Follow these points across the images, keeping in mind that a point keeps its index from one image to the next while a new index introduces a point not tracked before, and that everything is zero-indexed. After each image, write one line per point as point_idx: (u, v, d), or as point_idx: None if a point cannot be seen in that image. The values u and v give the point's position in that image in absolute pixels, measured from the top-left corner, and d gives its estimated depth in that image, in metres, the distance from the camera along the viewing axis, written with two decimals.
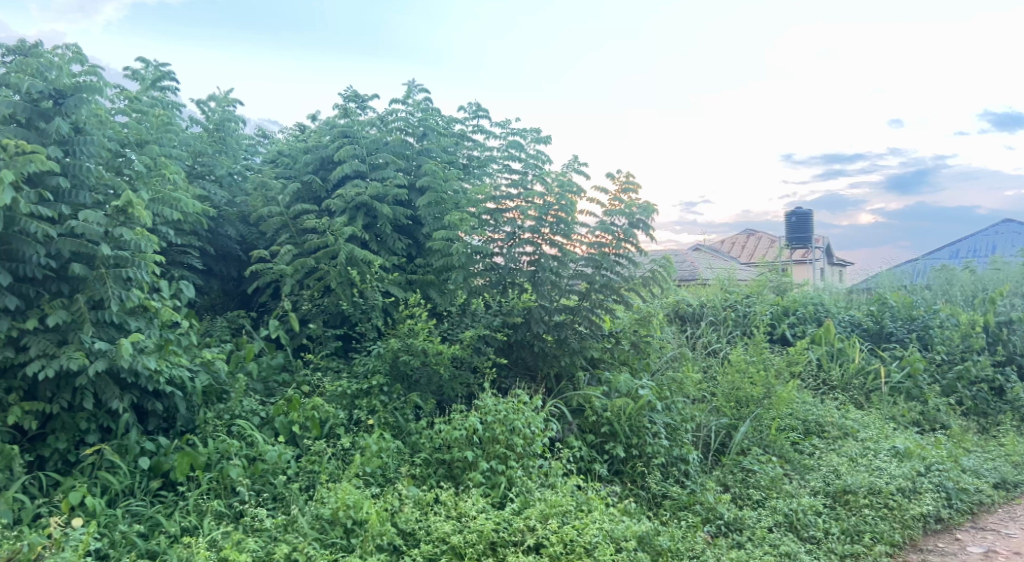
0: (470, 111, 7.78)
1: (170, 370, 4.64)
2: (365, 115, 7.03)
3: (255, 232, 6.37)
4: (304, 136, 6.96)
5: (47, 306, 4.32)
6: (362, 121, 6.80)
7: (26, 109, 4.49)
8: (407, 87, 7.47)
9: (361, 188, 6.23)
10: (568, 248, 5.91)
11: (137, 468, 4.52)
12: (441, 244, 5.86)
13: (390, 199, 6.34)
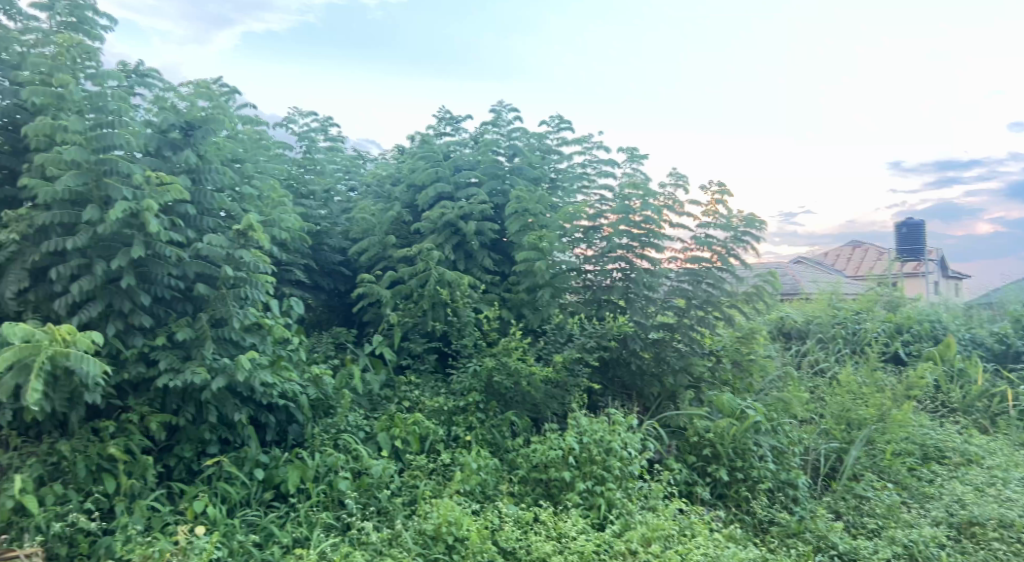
0: (555, 124, 7.77)
1: (283, 386, 4.85)
2: (459, 136, 7.15)
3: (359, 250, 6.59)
4: (402, 158, 7.16)
5: (176, 324, 4.62)
6: (455, 142, 6.90)
7: (157, 140, 4.85)
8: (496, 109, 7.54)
9: (448, 206, 6.34)
10: (661, 262, 5.82)
11: (253, 480, 4.75)
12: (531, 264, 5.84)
13: (479, 217, 6.37)
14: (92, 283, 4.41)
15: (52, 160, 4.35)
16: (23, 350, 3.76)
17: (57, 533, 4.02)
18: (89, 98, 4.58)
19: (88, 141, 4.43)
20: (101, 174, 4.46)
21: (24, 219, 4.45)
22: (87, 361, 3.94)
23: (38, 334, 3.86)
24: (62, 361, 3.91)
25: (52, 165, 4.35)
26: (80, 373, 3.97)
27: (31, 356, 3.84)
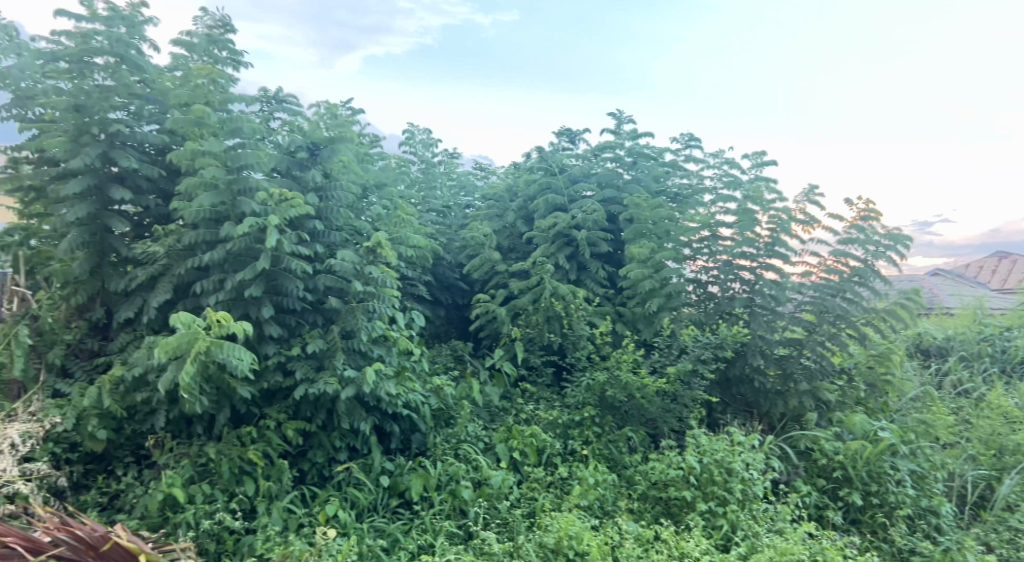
0: (681, 141, 7.68)
1: (407, 396, 5.01)
2: (578, 148, 7.18)
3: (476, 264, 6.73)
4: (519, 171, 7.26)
5: (308, 334, 4.87)
6: (574, 156, 6.97)
7: (285, 162, 5.13)
8: (616, 119, 7.53)
9: (564, 217, 6.43)
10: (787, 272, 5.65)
11: (379, 486, 4.93)
12: (645, 283, 5.81)
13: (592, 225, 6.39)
14: (227, 293, 4.67)
15: (192, 183, 4.61)
16: (184, 338, 4.04)
17: (206, 530, 4.30)
18: (220, 123, 4.84)
19: (223, 162, 4.69)
20: (235, 194, 4.68)
21: (173, 235, 4.76)
22: (238, 352, 4.20)
23: (198, 325, 4.14)
24: (215, 353, 4.17)
25: (192, 187, 4.60)
26: (230, 363, 4.22)
27: (190, 345, 4.10)
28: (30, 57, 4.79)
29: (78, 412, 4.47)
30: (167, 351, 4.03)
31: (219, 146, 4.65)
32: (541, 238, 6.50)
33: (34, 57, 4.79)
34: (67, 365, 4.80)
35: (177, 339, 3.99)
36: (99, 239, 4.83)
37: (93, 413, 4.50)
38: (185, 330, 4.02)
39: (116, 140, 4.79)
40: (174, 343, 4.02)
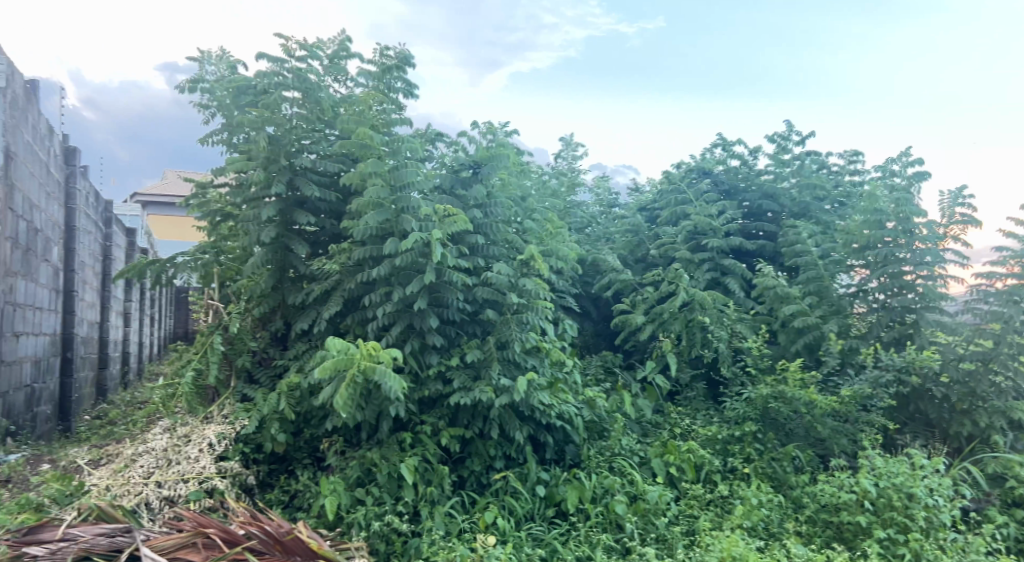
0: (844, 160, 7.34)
1: (560, 407, 5.01)
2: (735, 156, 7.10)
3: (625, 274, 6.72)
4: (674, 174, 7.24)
5: (467, 345, 4.99)
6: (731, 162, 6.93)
7: (450, 180, 5.42)
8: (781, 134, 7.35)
9: (714, 230, 6.30)
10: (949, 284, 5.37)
11: (536, 496, 4.95)
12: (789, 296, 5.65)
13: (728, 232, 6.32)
14: (392, 305, 4.88)
15: (362, 202, 4.87)
16: (340, 361, 4.28)
17: (376, 531, 4.48)
18: (386, 145, 5.08)
19: (388, 182, 4.92)
20: (399, 213, 4.91)
21: (345, 254, 5.10)
22: (389, 377, 4.32)
23: (354, 349, 4.39)
24: (370, 375, 4.35)
25: (362, 207, 4.86)
26: (384, 387, 4.37)
27: (347, 367, 4.33)
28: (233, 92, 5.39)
29: (262, 415, 4.84)
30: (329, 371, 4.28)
31: (382, 165, 4.87)
32: (688, 248, 6.34)
33: (236, 93, 5.40)
34: (253, 373, 5.25)
35: (335, 361, 4.25)
36: (280, 258, 5.25)
37: (273, 417, 4.84)
38: (342, 353, 4.28)
39: (297, 167, 5.23)
40: (333, 365, 4.27)
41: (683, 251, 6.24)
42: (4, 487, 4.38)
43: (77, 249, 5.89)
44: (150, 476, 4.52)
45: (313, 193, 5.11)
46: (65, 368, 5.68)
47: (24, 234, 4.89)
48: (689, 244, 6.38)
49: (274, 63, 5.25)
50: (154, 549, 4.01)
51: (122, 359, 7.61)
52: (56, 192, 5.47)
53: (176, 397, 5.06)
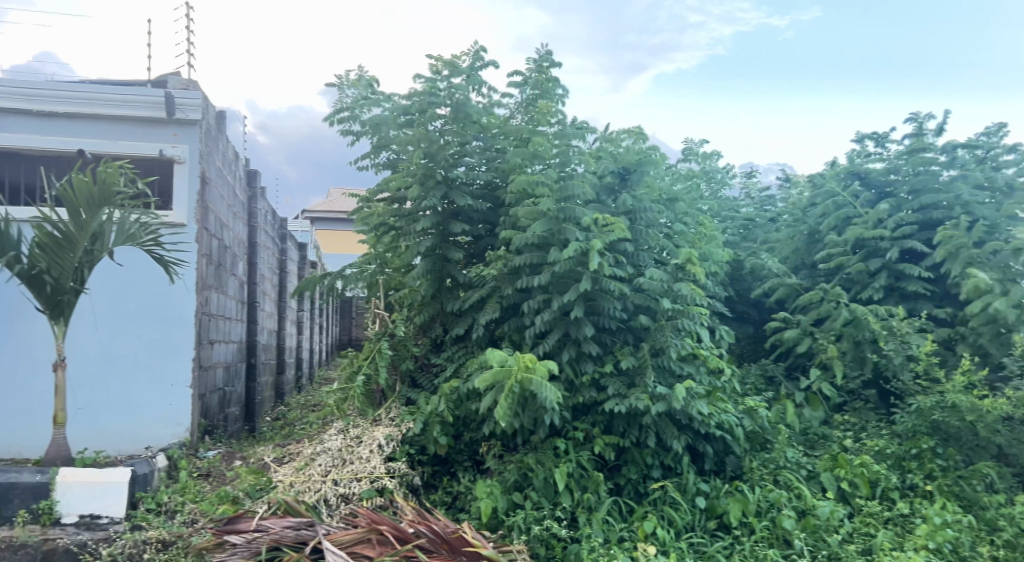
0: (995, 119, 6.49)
1: (720, 416, 4.84)
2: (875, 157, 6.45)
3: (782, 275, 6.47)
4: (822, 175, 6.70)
5: (620, 352, 4.94)
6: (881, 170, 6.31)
7: (600, 188, 5.30)
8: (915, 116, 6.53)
9: (884, 236, 5.88)
10: None
11: (696, 508, 4.78)
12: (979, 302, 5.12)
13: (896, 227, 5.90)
14: (552, 313, 4.89)
15: (528, 211, 4.94)
16: (499, 373, 4.39)
17: (536, 535, 4.45)
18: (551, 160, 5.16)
19: (552, 193, 4.95)
20: (561, 221, 4.91)
21: (502, 260, 5.19)
22: (545, 388, 4.34)
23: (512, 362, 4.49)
24: (527, 386, 4.39)
25: (527, 216, 4.94)
26: (540, 398, 4.38)
27: (505, 377, 4.41)
28: (388, 113, 5.56)
29: (424, 417, 5.04)
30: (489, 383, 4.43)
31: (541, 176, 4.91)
32: (861, 255, 6.01)
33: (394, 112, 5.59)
34: (416, 377, 5.52)
35: (493, 375, 4.39)
36: (439, 267, 5.44)
37: (436, 420, 5.04)
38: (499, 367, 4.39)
39: (453, 181, 5.42)
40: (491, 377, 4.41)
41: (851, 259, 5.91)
42: (207, 480, 4.87)
43: (259, 264, 6.45)
44: (327, 474, 4.83)
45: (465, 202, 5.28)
46: (250, 372, 6.21)
47: (216, 251, 5.45)
48: (860, 253, 6.02)
49: (422, 81, 5.43)
50: (335, 543, 4.24)
51: (296, 364, 8.43)
52: (242, 212, 6.03)
53: (348, 401, 5.40)
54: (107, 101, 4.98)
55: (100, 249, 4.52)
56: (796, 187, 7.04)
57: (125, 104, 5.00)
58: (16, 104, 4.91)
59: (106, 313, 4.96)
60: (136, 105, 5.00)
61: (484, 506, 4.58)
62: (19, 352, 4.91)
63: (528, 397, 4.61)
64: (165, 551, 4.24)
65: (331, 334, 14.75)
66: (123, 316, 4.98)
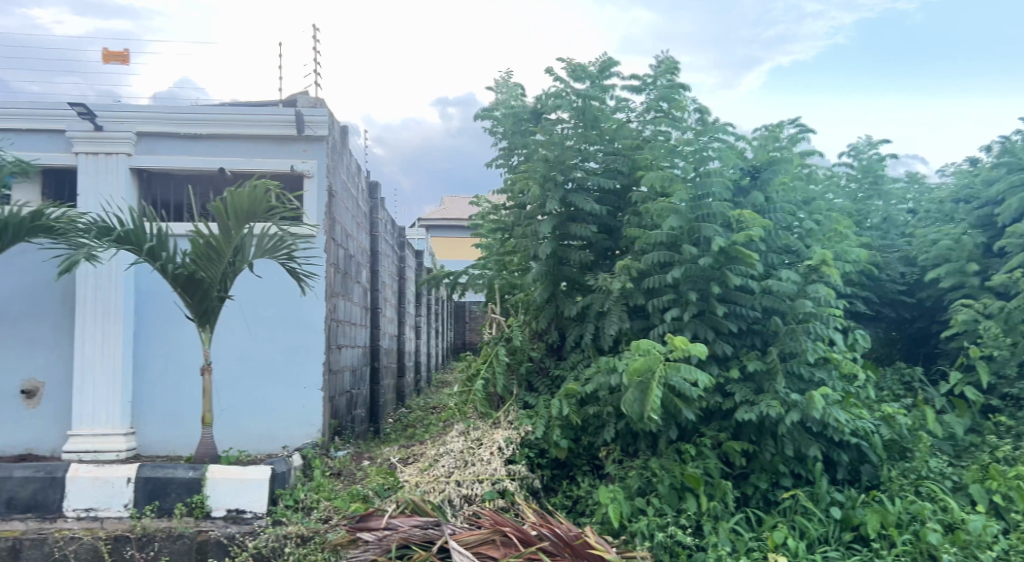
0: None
1: (857, 423, 4.63)
2: None
3: (920, 273, 6.14)
4: (969, 168, 6.27)
5: (747, 356, 4.84)
6: None
7: (732, 189, 5.22)
8: None
9: None
10: None
11: (830, 518, 4.56)
12: None
13: None
14: (686, 312, 4.90)
15: (660, 206, 4.95)
16: (648, 362, 4.35)
17: (660, 542, 4.35)
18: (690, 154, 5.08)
19: (688, 193, 4.97)
20: (694, 221, 4.92)
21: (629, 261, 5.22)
22: (693, 375, 4.36)
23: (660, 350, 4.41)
24: (671, 377, 4.40)
25: (660, 211, 4.95)
26: (684, 386, 4.42)
27: (652, 369, 4.38)
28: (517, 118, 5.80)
29: (546, 419, 5.09)
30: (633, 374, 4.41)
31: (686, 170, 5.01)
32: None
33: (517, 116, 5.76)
34: (532, 381, 5.58)
35: (643, 362, 4.35)
36: (555, 271, 5.56)
37: (556, 423, 5.06)
38: (649, 355, 4.35)
39: (578, 184, 5.52)
40: (639, 366, 4.37)
41: (1008, 254, 5.51)
42: (338, 479, 5.10)
43: (381, 271, 6.71)
44: (451, 475, 4.92)
45: (585, 204, 5.34)
46: (374, 375, 6.46)
47: (342, 260, 5.72)
48: None
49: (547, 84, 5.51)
50: (461, 542, 4.28)
51: (414, 368, 8.73)
52: (365, 223, 6.30)
53: (469, 404, 5.52)
54: (244, 121, 5.31)
55: (242, 262, 4.80)
56: (935, 179, 6.59)
57: (256, 124, 5.32)
58: (166, 128, 5.29)
59: (247, 320, 5.32)
60: (271, 124, 5.32)
61: (613, 512, 4.52)
62: (171, 355, 5.32)
63: (665, 390, 4.61)
64: (304, 545, 4.46)
65: (442, 338, 15.10)
66: (262, 323, 5.33)
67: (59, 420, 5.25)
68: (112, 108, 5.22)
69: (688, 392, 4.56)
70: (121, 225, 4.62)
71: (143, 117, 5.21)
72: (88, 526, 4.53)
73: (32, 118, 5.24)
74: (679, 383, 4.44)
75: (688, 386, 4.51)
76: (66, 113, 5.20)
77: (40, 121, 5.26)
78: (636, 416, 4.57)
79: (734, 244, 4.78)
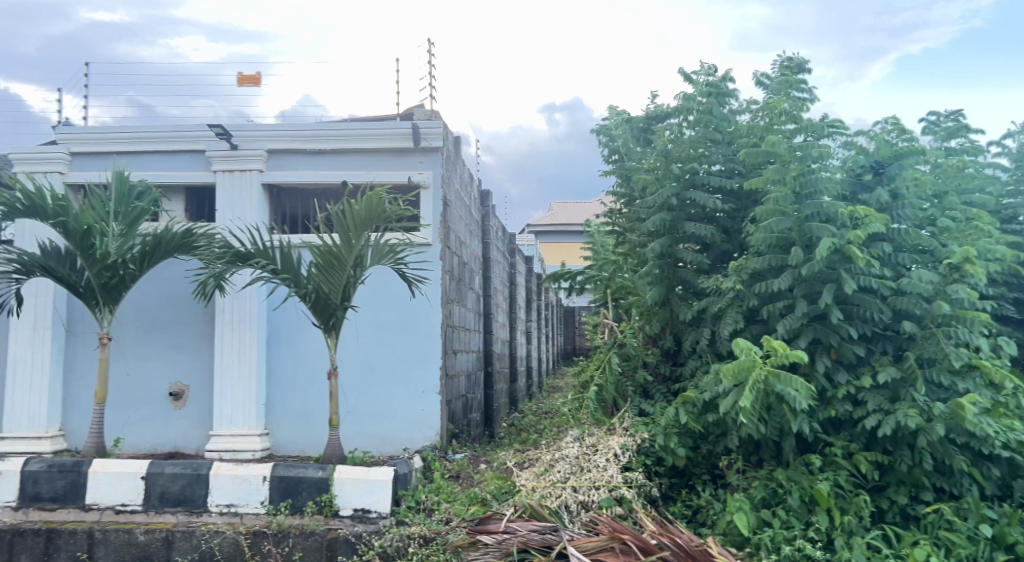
0: None
1: (1010, 435, 4.30)
2: None
3: None
4: None
5: (879, 363, 4.60)
6: None
7: (850, 185, 5.01)
8: None
9: None
10: None
11: (980, 536, 4.21)
12: None
13: None
14: (798, 319, 4.74)
15: (765, 211, 4.83)
16: (743, 364, 4.28)
17: (787, 555, 4.17)
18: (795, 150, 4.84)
19: (793, 189, 4.80)
20: (804, 221, 4.77)
21: (743, 267, 5.01)
22: (795, 382, 4.24)
23: (757, 353, 4.29)
24: (773, 384, 4.29)
25: (764, 214, 4.83)
26: (788, 395, 4.27)
27: (749, 371, 4.29)
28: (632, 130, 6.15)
29: (663, 427, 5.02)
30: (731, 375, 4.35)
31: (787, 173, 4.80)
32: None
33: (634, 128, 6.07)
34: (648, 388, 5.54)
35: (739, 363, 4.26)
36: (671, 273, 5.49)
37: (673, 431, 5.00)
38: (746, 357, 4.24)
39: (693, 181, 5.47)
40: (737, 367, 4.31)
41: None
42: (457, 481, 5.21)
43: (493, 278, 6.85)
44: (567, 480, 4.87)
45: (705, 200, 5.30)
46: (487, 381, 6.58)
47: (456, 268, 5.88)
48: None
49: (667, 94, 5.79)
50: (580, 549, 4.17)
51: (526, 373, 8.84)
52: (478, 230, 6.45)
53: (584, 410, 5.51)
54: (361, 136, 5.55)
55: (361, 272, 5.02)
56: None
57: (375, 137, 5.56)
58: (293, 145, 5.60)
59: (370, 325, 5.54)
60: (387, 138, 5.53)
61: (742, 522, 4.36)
62: (301, 360, 5.63)
63: (771, 400, 4.52)
64: (426, 546, 4.56)
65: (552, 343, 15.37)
66: (383, 330, 5.54)
67: (201, 422, 5.65)
68: (244, 128, 5.59)
69: (797, 405, 4.35)
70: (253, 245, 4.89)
71: (271, 135, 5.55)
72: (229, 521, 4.82)
73: (175, 140, 5.69)
74: (784, 391, 4.26)
75: (795, 400, 4.29)
76: (203, 135, 5.62)
77: (181, 143, 5.70)
78: (740, 420, 4.51)
79: (846, 243, 4.48)
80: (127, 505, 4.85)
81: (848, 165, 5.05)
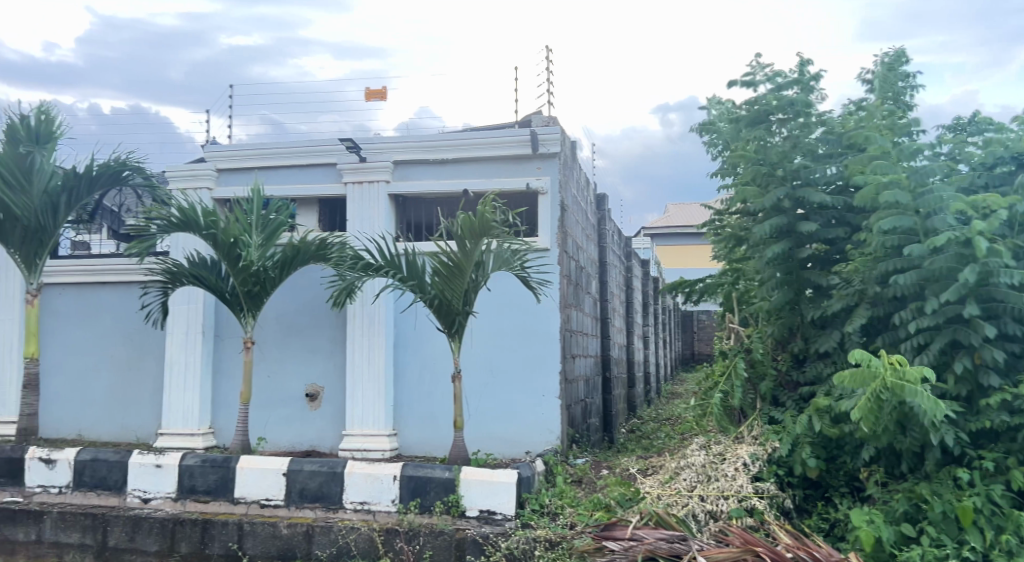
0: None
1: None
2: None
3: None
4: None
5: None
6: None
7: (979, 177, 4.70)
8: None
9: None
10: None
11: None
12: None
13: None
14: (927, 318, 4.40)
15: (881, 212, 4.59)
16: (858, 374, 4.08)
17: None
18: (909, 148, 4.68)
19: (907, 190, 4.54)
20: (925, 219, 4.48)
21: (868, 257, 4.85)
22: (919, 395, 3.89)
23: (877, 360, 4.07)
24: (899, 395, 3.98)
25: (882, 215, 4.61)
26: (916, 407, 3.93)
27: (870, 380, 4.07)
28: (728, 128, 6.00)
29: (793, 437, 4.83)
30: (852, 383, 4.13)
31: (888, 169, 4.64)
32: None
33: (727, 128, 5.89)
34: (777, 395, 5.39)
35: (854, 371, 4.08)
36: (796, 276, 5.33)
37: (806, 440, 4.79)
38: (866, 364, 4.05)
39: (802, 179, 5.29)
40: (854, 377, 4.10)
41: None
42: (580, 486, 5.22)
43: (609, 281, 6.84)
44: (694, 489, 4.79)
45: (816, 197, 5.09)
46: (606, 385, 6.58)
47: (573, 271, 5.90)
48: None
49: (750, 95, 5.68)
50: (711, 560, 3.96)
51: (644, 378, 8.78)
52: (593, 234, 6.45)
53: (708, 417, 5.43)
54: (477, 145, 5.68)
55: (481, 277, 5.09)
56: None
57: (494, 146, 5.66)
58: (414, 156, 5.81)
59: (491, 329, 5.68)
60: (507, 146, 5.65)
61: (865, 537, 4.10)
62: (426, 363, 5.82)
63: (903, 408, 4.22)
64: (552, 550, 4.56)
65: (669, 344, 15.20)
66: (503, 334, 5.64)
67: (335, 423, 5.93)
68: (372, 141, 5.86)
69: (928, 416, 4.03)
70: (381, 255, 5.09)
71: (394, 147, 5.79)
72: (364, 518, 5.04)
73: (306, 155, 6.04)
74: (915, 403, 3.93)
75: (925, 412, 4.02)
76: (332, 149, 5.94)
77: (315, 157, 6.04)
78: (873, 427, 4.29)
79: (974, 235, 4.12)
80: (270, 500, 5.15)
81: (983, 155, 4.71)
